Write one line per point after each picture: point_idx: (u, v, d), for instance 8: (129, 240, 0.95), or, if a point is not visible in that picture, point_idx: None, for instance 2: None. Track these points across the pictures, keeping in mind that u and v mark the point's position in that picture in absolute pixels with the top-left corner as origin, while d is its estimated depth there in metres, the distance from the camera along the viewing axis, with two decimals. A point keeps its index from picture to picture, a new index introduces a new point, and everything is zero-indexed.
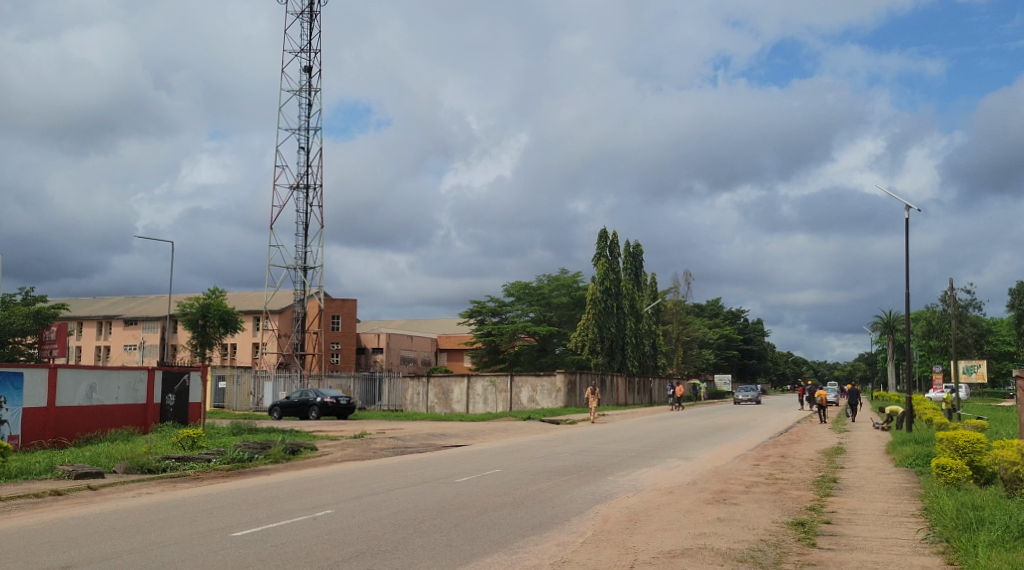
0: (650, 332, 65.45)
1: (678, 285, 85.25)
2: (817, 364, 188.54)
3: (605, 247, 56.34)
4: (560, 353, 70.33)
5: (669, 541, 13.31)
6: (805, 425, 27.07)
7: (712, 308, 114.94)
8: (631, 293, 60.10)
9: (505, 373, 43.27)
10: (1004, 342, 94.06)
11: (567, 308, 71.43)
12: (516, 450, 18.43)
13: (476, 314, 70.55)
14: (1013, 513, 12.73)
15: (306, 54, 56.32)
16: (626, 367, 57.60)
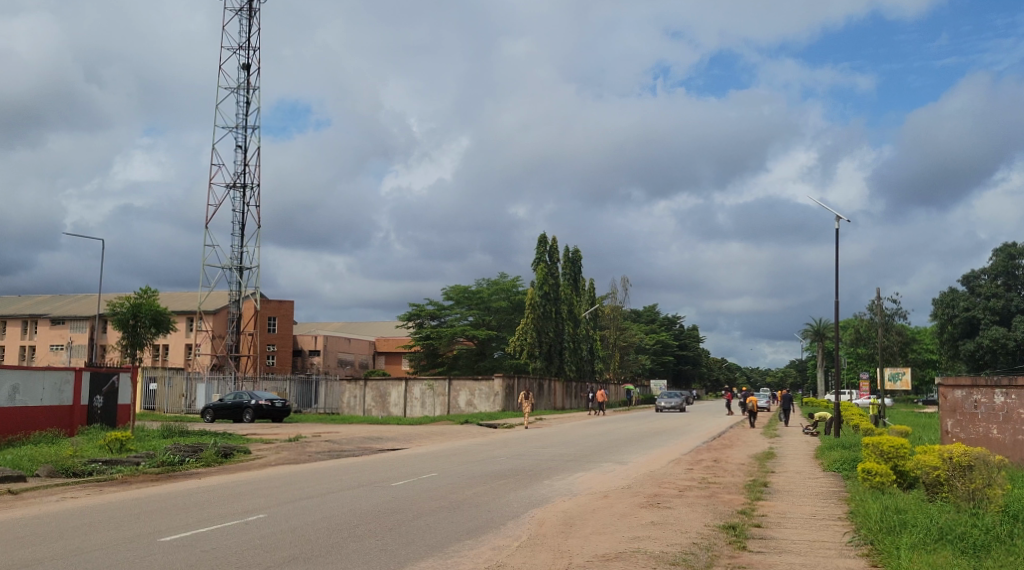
0: (588, 337, 65.99)
1: (616, 291, 86.18)
2: (750, 371, 192.48)
3: (544, 252, 56.55)
4: (498, 357, 70.34)
5: (603, 544, 13.42)
6: (736, 429, 27.61)
7: (649, 314, 116.63)
8: (569, 298, 60.47)
9: (443, 377, 43.13)
10: (927, 351, 97.44)
11: (505, 312, 71.53)
12: (452, 454, 18.39)
13: (414, 317, 70.12)
14: (934, 517, 13.16)
15: (244, 51, 55.36)
16: (564, 372, 57.92)
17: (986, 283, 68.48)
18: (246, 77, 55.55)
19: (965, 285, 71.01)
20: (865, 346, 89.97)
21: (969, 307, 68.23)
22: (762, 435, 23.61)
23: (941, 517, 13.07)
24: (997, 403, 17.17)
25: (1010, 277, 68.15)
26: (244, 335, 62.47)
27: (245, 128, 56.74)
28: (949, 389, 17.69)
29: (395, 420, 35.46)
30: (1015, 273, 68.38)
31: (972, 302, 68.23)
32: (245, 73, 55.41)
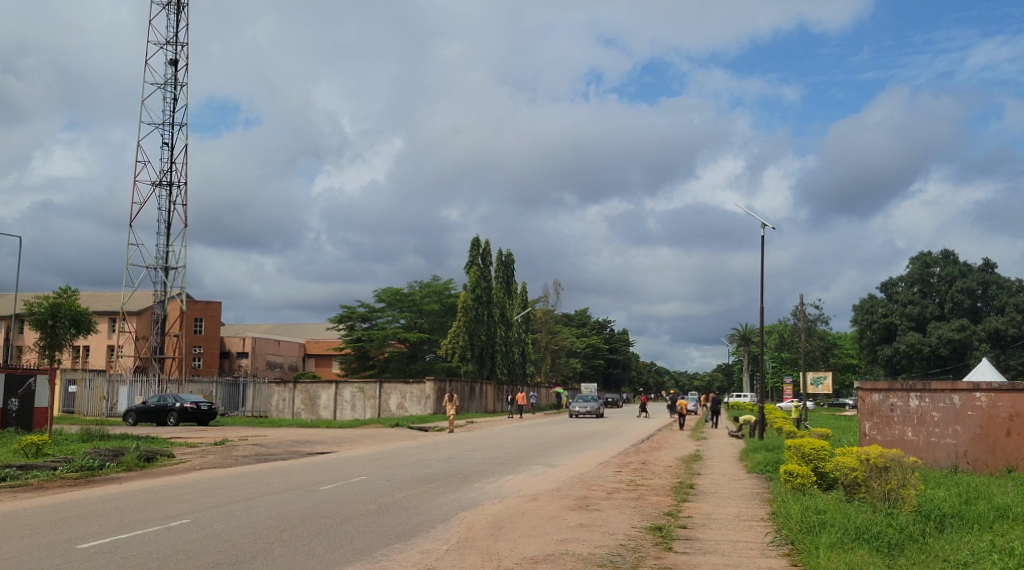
0: (520, 340, 66.24)
1: (549, 294, 86.91)
2: (678, 375, 195.85)
3: (477, 255, 56.58)
4: (431, 360, 69.93)
5: (532, 547, 13.49)
6: (661, 432, 28.04)
7: (580, 317, 117.79)
8: (502, 301, 60.55)
9: (374, 380, 42.92)
10: (848, 355, 100.85)
11: (438, 315, 71.33)
12: (382, 457, 18.26)
13: (346, 319, 69.33)
14: (852, 516, 13.55)
15: (171, 47, 54.11)
16: (496, 375, 58.00)
17: (903, 290, 70.55)
18: (173, 72, 54.31)
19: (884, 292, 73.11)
20: (789, 350, 92.66)
21: (888, 313, 70.30)
22: (687, 438, 24.00)
23: (858, 517, 13.47)
24: (911, 406, 17.77)
25: (926, 284, 70.19)
26: (170, 336, 61.01)
27: (173, 125, 55.50)
28: (867, 393, 18.23)
29: (324, 421, 39.99)
30: (930, 281, 70.55)
31: (890, 308, 70.28)
32: (173, 69, 54.18)
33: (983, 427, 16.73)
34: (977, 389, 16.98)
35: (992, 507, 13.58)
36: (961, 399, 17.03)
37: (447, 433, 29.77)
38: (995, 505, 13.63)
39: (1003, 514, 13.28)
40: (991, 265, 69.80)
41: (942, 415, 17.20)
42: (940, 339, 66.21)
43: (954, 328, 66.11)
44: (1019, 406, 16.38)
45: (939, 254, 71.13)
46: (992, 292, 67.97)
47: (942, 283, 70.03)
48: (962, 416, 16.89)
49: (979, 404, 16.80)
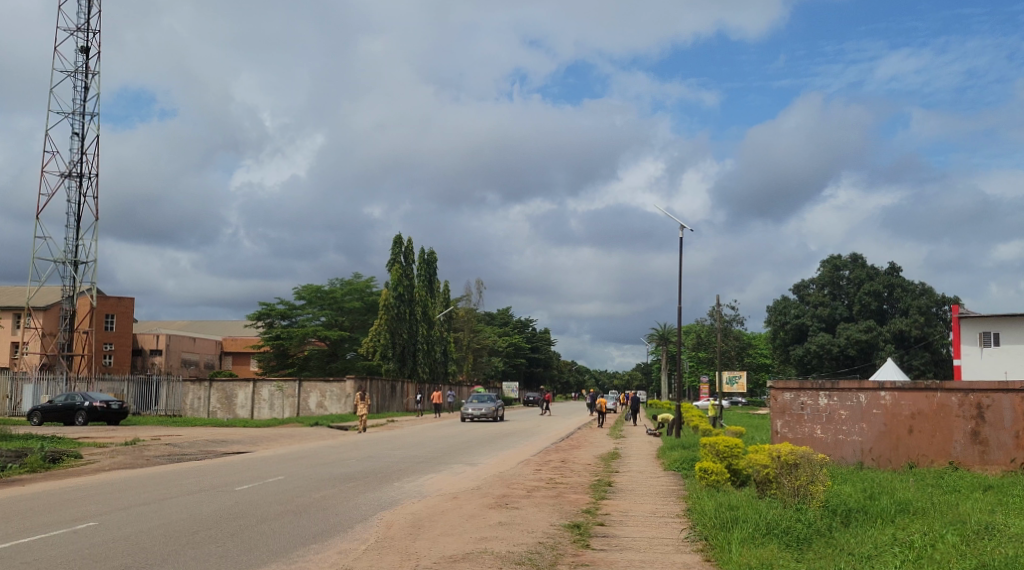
0: (442, 339, 66.06)
1: (470, 293, 87.08)
2: (598, 374, 198.07)
3: (399, 253, 56.14)
4: (350, 358, 69.21)
5: (450, 545, 13.47)
6: (583, 430, 28.33)
7: (503, 317, 118.26)
8: (424, 299, 60.26)
9: (293, 379, 42.26)
10: (762, 356, 103.89)
11: (359, 313, 70.75)
12: (299, 457, 17.98)
13: (264, 316, 67.90)
14: (763, 512, 13.91)
15: (82, 34, 52.25)
16: (417, 373, 57.75)
17: (814, 292, 72.88)
18: (84, 60, 52.63)
19: (796, 293, 75.41)
20: (705, 350, 95.02)
21: (799, 314, 72.56)
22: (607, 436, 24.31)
23: (769, 513, 13.80)
24: (821, 404, 18.14)
25: (836, 288, 72.77)
26: (79, 332, 58.96)
27: (83, 115, 53.73)
28: (779, 391, 18.39)
29: (241, 420, 37.94)
30: (839, 283, 73.06)
31: (802, 309, 72.50)
32: (83, 57, 52.37)
33: (887, 425, 17.42)
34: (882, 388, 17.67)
35: (895, 502, 14.12)
36: (866, 398, 17.68)
37: (358, 432, 29.11)
38: (897, 499, 14.17)
39: (903, 508, 13.81)
40: (897, 269, 72.42)
41: (849, 413, 17.75)
42: (848, 340, 68.63)
43: (862, 329, 68.51)
44: (920, 405, 17.14)
45: (848, 257, 73.58)
46: (897, 295, 70.38)
47: (851, 286, 72.51)
48: (868, 414, 17.54)
49: (884, 403, 17.49)
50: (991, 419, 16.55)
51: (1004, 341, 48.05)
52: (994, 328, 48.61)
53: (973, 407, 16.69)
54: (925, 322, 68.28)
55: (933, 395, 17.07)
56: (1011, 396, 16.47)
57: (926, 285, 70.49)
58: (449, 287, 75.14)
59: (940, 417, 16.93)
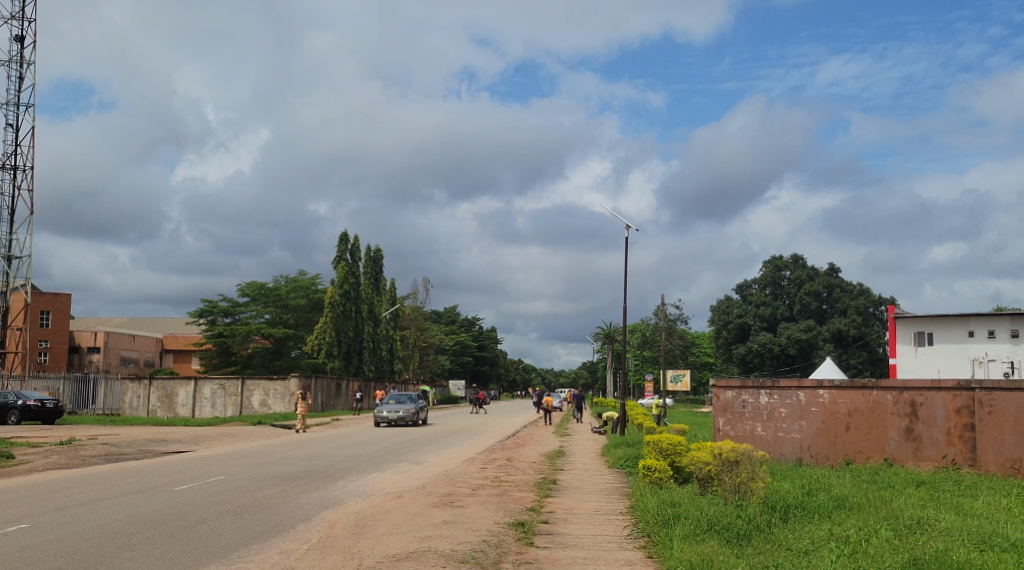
0: (387, 336, 65.81)
1: (417, 291, 86.80)
2: (544, 372, 199.12)
3: (345, 250, 55.62)
4: (295, 356, 68.63)
5: (394, 545, 13.40)
6: (530, 429, 28.54)
7: (449, 315, 118.13)
8: (369, 297, 59.84)
9: (235, 376, 41.70)
10: (705, 354, 105.54)
11: (304, 310, 70.26)
12: (242, 456, 17.73)
13: (206, 313, 66.78)
14: (704, 509, 14.08)
15: (16, 21, 50.77)
16: (363, 372, 57.37)
17: (756, 292, 74.15)
18: (19, 49, 51.15)
19: (739, 293, 76.55)
20: (650, 349, 96.22)
21: (742, 314, 73.69)
22: (554, 435, 24.41)
23: (711, 510, 13.97)
24: (762, 403, 18.56)
25: (777, 288, 74.12)
26: (14, 329, 57.30)
27: (18, 105, 52.20)
28: (722, 389, 18.87)
29: (182, 420, 35.79)
30: (780, 283, 74.55)
31: (744, 309, 73.63)
32: (18, 45, 50.90)
33: (825, 423, 17.81)
34: (821, 386, 18.06)
35: (831, 498, 14.40)
36: (806, 395, 18.08)
37: (297, 431, 28.43)
38: (834, 495, 14.46)
39: (840, 504, 14.09)
40: (836, 270, 74.03)
41: (789, 410, 18.13)
42: (788, 339, 69.63)
43: (801, 328, 69.59)
44: (856, 403, 17.51)
45: (789, 258, 75.02)
46: (836, 295, 71.96)
47: (792, 286, 73.97)
48: (807, 412, 17.93)
49: (822, 401, 17.87)
50: (924, 416, 16.80)
51: (938, 340, 49.40)
52: (928, 328, 49.95)
53: (907, 405, 16.98)
54: (862, 321, 69.85)
55: (870, 393, 17.43)
56: (944, 394, 16.70)
57: (863, 286, 72.27)
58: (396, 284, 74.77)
59: (876, 414, 17.29)
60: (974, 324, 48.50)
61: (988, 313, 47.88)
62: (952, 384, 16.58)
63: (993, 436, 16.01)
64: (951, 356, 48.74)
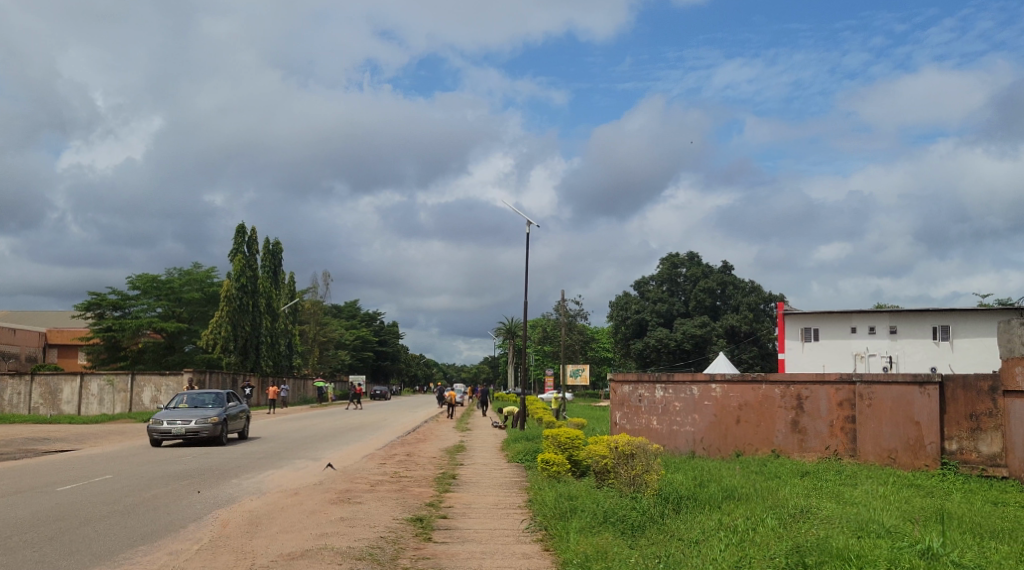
0: (286, 331, 64.71)
1: (317, 285, 85.53)
2: (445, 368, 198.83)
3: (242, 242, 54.32)
4: (189, 351, 66.83)
5: (289, 543, 13.18)
6: (428, 423, 28.51)
7: (350, 309, 116.82)
8: (268, 291, 58.67)
9: (125, 371, 40.61)
10: (604, 349, 107.28)
11: (199, 304, 68.55)
12: (131, 455, 17.17)
13: (93, 307, 64.00)
14: (600, 501, 14.31)
15: None
16: (260, 367, 56.26)
17: (654, 289, 75.85)
18: None
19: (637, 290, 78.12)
20: (550, 344, 97.30)
21: (639, 310, 75.33)
22: (451, 429, 24.39)
23: (606, 502, 14.19)
24: (657, 397, 19.38)
25: (674, 284, 75.93)
26: None
27: None
28: (619, 384, 19.75)
29: (67, 416, 37.15)
30: (677, 280, 76.32)
31: (642, 305, 75.31)
32: None
33: (717, 416, 18.51)
34: (713, 381, 18.74)
35: (722, 489, 14.82)
36: (699, 389, 18.81)
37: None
38: (724, 486, 14.91)
39: (730, 495, 14.54)
40: (729, 267, 76.25)
41: (682, 404, 18.91)
42: (684, 334, 71.62)
43: (696, 324, 71.58)
44: (746, 397, 18.16)
45: (685, 256, 76.89)
46: (729, 292, 74.11)
47: (688, 283, 75.91)
48: (700, 406, 18.63)
49: (714, 395, 18.54)
50: (809, 409, 17.46)
51: (823, 336, 51.41)
52: (814, 324, 51.88)
53: (793, 398, 17.62)
54: (753, 317, 72.17)
55: (759, 387, 18.08)
56: (827, 388, 17.39)
57: (755, 283, 74.72)
58: (294, 277, 73.35)
59: (764, 406, 17.94)
60: (856, 320, 50.64)
61: (869, 310, 50.05)
62: (835, 378, 17.27)
63: (871, 428, 16.73)
64: (834, 351, 50.90)
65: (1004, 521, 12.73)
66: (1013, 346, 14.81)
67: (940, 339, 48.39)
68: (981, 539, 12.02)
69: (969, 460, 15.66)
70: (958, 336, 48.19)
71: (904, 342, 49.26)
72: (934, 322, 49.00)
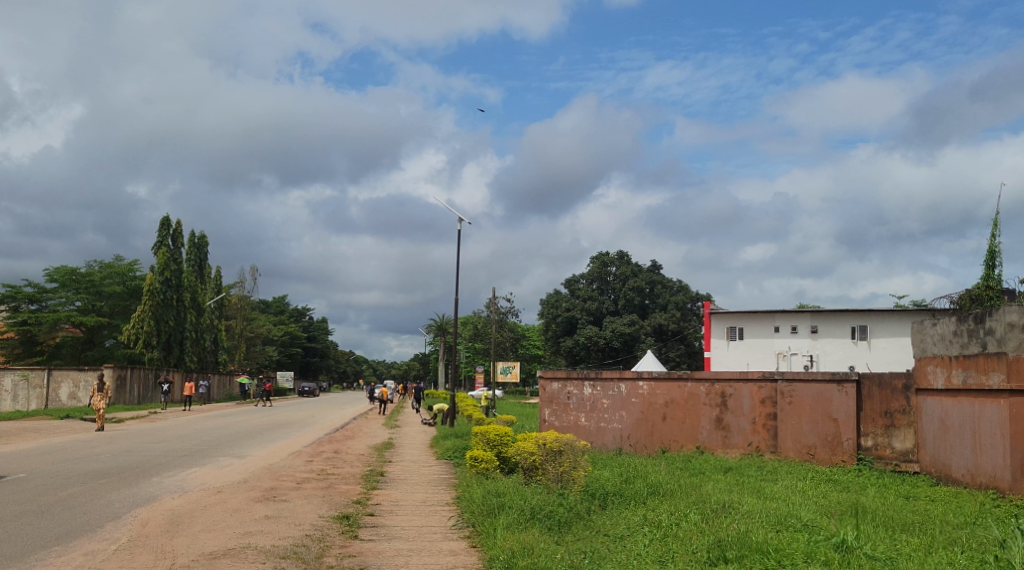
0: (211, 327, 63.35)
1: (244, 279, 84.08)
2: (376, 365, 197.13)
3: (166, 235, 53.02)
4: (110, 346, 64.97)
5: (211, 542, 12.91)
6: (354, 420, 28.32)
7: (278, 305, 115.18)
8: (193, 284, 57.36)
9: (40, 367, 39.27)
10: (535, 347, 107.70)
11: (120, 298, 66.10)
12: (46, 453, 16.67)
13: (8, 300, 62.00)
14: (528, 497, 14.38)
15: None
16: (184, 362, 55.01)
17: (584, 287, 76.42)
18: None
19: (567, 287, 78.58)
20: (482, 341, 97.30)
21: (570, 308, 75.74)
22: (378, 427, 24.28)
23: (534, 498, 14.26)
24: (585, 394, 19.59)
25: (604, 282, 76.65)
26: None
27: None
28: (548, 381, 19.91)
29: None
30: (607, 278, 77.03)
31: (572, 303, 75.72)
32: None
33: (643, 413, 18.83)
34: (640, 378, 19.04)
35: (648, 485, 15.04)
36: (627, 387, 19.09)
37: (92, 430, 25.81)
38: (649, 482, 15.14)
39: (654, 491, 14.76)
40: (658, 267, 77.37)
41: (610, 401, 19.17)
42: (613, 332, 72.33)
43: (626, 322, 72.46)
44: (672, 394, 18.48)
45: (615, 255, 77.59)
46: (657, 291, 75.23)
47: (617, 281, 76.60)
48: (627, 403, 18.93)
49: (641, 392, 18.84)
50: (732, 406, 17.82)
51: (747, 335, 52.34)
52: (739, 323, 52.75)
53: (717, 396, 17.96)
54: (681, 316, 73.60)
55: (685, 385, 18.40)
56: (750, 385, 17.76)
57: (682, 282, 76.11)
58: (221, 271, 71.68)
59: (689, 404, 18.27)
60: (779, 320, 51.64)
61: (792, 310, 51.20)
62: (758, 376, 17.64)
63: (791, 424, 17.15)
64: (758, 350, 51.92)
65: (916, 514, 13.18)
66: (926, 345, 15.73)
67: (858, 338, 50.01)
68: (894, 532, 12.40)
69: (883, 455, 16.37)
70: (875, 336, 49.90)
71: (824, 342, 50.67)
72: (853, 322, 50.59)
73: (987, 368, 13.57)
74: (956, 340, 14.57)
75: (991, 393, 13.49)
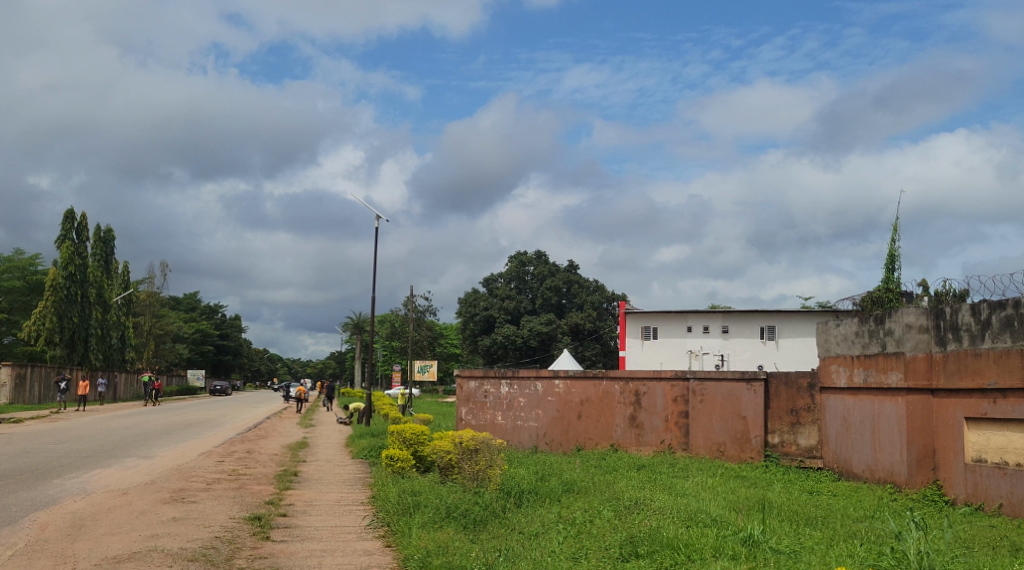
0: (118, 324, 61.32)
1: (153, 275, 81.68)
2: (290, 364, 193.78)
3: (70, 229, 51.11)
4: (8, 343, 62.80)
5: (114, 545, 12.53)
6: (266, 419, 27.97)
7: (189, 301, 112.15)
8: (98, 280, 55.38)
9: None
10: (452, 345, 107.64)
11: (20, 293, 63.29)
12: None
13: None
14: (443, 496, 14.38)
15: None
16: (89, 360, 53.14)
17: (502, 286, 76.72)
18: None
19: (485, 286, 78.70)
20: (399, 339, 96.71)
21: (488, 306, 75.91)
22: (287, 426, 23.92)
23: (449, 497, 14.27)
24: (501, 393, 19.80)
25: (522, 282, 77.12)
26: None
27: None
28: (464, 380, 20.07)
29: None
30: (525, 278, 77.52)
31: (490, 302, 75.91)
32: None
33: (559, 411, 19.11)
34: (556, 377, 19.29)
35: (562, 483, 15.22)
36: (543, 385, 19.34)
37: None
38: (564, 480, 15.33)
39: (568, 488, 14.96)
40: (575, 267, 78.13)
41: (527, 400, 19.41)
42: (531, 331, 72.85)
43: (543, 321, 73.03)
44: (588, 393, 18.77)
45: (533, 255, 78.14)
46: (574, 291, 75.96)
47: (535, 281, 77.14)
48: (543, 402, 19.18)
49: (557, 390, 19.10)
50: (645, 404, 18.15)
51: (661, 335, 53.31)
52: (653, 323, 53.67)
53: (631, 394, 18.29)
54: (596, 315, 74.53)
55: (599, 383, 18.67)
56: (663, 384, 18.10)
57: (599, 282, 76.95)
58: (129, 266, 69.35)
59: (604, 402, 18.60)
60: (691, 320, 52.77)
61: (703, 310, 52.42)
62: (670, 375, 17.99)
63: (702, 422, 17.55)
64: (670, 350, 52.99)
65: (819, 509, 13.66)
66: (830, 345, 16.30)
67: (766, 338, 51.53)
68: (798, 527, 12.81)
69: (789, 452, 16.89)
70: (782, 336, 51.47)
71: (734, 342, 52.06)
72: (761, 322, 52.10)
73: (886, 367, 14.19)
74: (858, 340, 15.15)
75: (890, 391, 14.10)
